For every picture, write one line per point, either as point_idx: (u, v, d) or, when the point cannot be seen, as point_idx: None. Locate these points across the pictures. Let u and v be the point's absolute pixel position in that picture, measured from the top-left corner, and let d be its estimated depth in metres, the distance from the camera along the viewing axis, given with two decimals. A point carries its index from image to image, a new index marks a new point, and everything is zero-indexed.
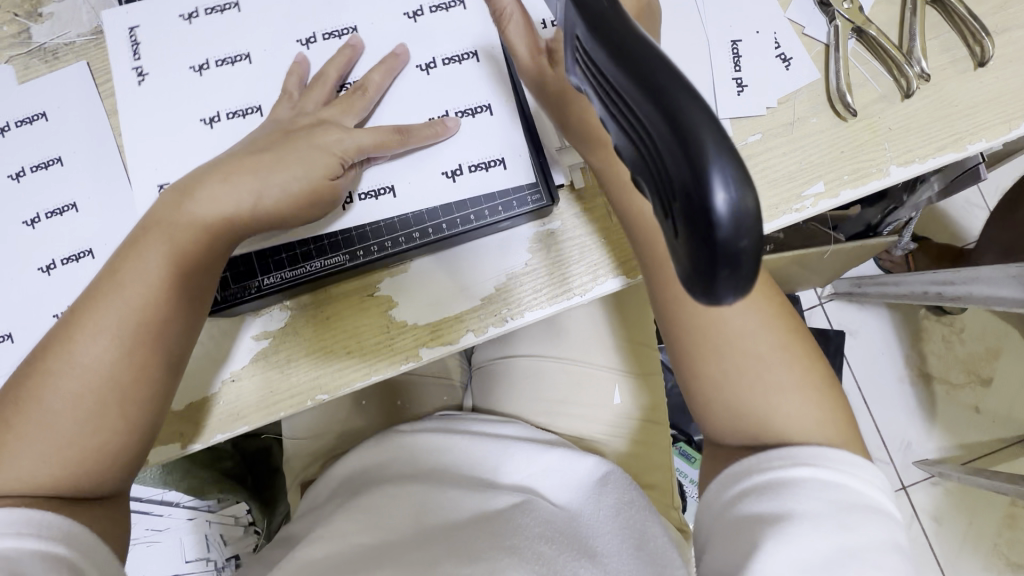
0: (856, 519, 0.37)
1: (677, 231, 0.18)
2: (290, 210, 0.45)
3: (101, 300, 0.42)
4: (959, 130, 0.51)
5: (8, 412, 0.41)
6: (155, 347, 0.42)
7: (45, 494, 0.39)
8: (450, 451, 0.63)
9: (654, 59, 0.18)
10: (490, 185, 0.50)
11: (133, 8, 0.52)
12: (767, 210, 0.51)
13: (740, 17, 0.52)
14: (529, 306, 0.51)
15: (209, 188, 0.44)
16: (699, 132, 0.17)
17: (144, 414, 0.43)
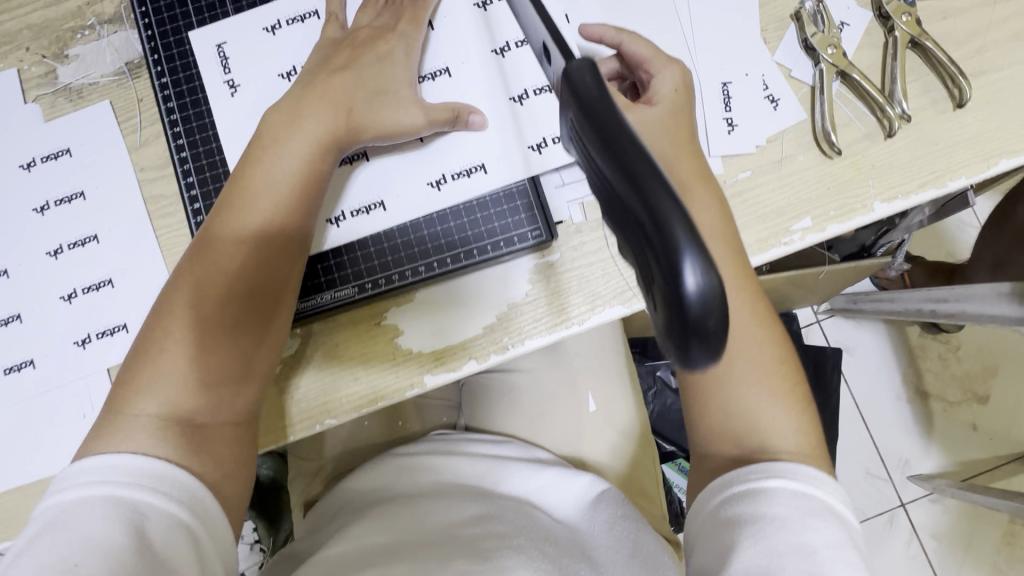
0: (829, 528, 0.39)
1: (658, 301, 0.21)
2: (384, 124, 0.51)
3: (224, 234, 0.47)
4: (939, 168, 0.53)
5: (147, 350, 0.46)
6: (264, 295, 0.48)
7: (168, 429, 0.44)
8: (452, 473, 0.65)
9: (634, 151, 0.21)
10: (493, 221, 0.53)
11: (218, 27, 0.56)
12: (757, 243, 0.53)
13: (730, 60, 0.55)
14: (528, 335, 0.53)
15: (311, 105, 0.50)
16: (671, 221, 0.19)
17: (257, 344, 0.47)
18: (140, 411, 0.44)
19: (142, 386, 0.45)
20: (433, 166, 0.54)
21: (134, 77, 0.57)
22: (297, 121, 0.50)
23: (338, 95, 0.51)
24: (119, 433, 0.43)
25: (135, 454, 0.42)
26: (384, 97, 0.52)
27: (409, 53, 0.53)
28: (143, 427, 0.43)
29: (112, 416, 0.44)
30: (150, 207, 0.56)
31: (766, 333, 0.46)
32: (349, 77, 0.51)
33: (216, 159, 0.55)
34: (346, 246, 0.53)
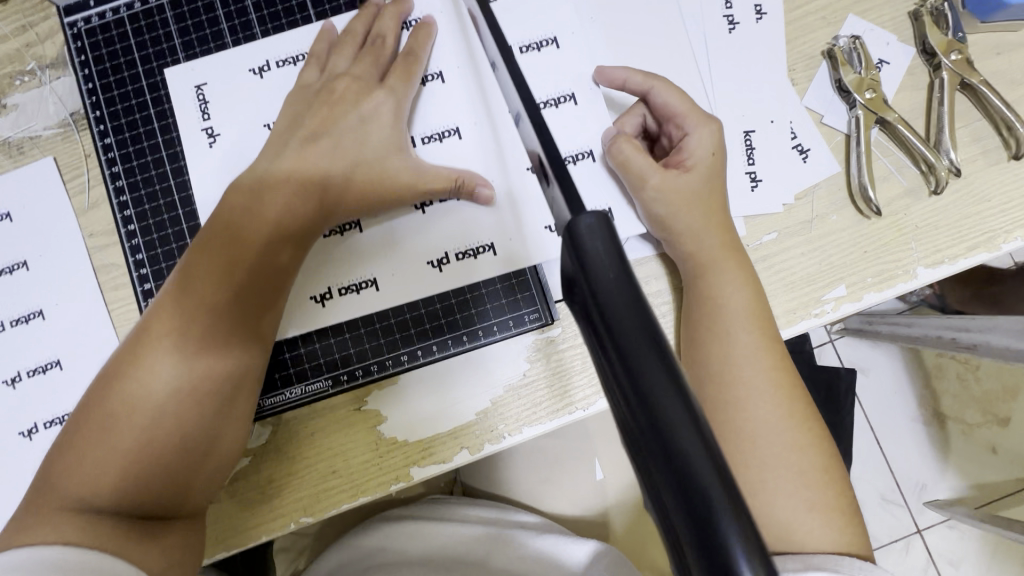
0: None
1: None
2: (369, 197, 0.44)
3: (177, 293, 0.42)
4: (992, 227, 0.47)
5: (85, 426, 0.40)
6: (214, 367, 0.41)
7: (94, 524, 0.38)
8: (443, 548, 0.58)
9: (680, 418, 0.17)
10: (488, 301, 0.48)
11: (198, 65, 0.49)
12: (785, 315, 0.46)
13: (754, 105, 0.49)
14: (528, 421, 0.47)
15: (276, 178, 0.43)
16: (723, 527, 0.16)
17: (205, 423, 0.41)
18: (74, 502, 0.38)
19: (80, 470, 0.39)
20: (430, 240, 0.48)
21: (80, 130, 0.50)
22: (259, 198, 0.43)
23: (309, 170, 0.44)
24: (44, 523, 0.38)
25: (58, 548, 0.36)
26: (372, 168, 0.45)
27: (399, 113, 0.46)
28: (72, 522, 0.38)
29: (43, 501, 0.39)
30: (101, 277, 0.49)
31: (803, 432, 0.41)
32: (326, 145, 0.45)
33: (167, 232, 0.48)
34: (330, 327, 0.48)
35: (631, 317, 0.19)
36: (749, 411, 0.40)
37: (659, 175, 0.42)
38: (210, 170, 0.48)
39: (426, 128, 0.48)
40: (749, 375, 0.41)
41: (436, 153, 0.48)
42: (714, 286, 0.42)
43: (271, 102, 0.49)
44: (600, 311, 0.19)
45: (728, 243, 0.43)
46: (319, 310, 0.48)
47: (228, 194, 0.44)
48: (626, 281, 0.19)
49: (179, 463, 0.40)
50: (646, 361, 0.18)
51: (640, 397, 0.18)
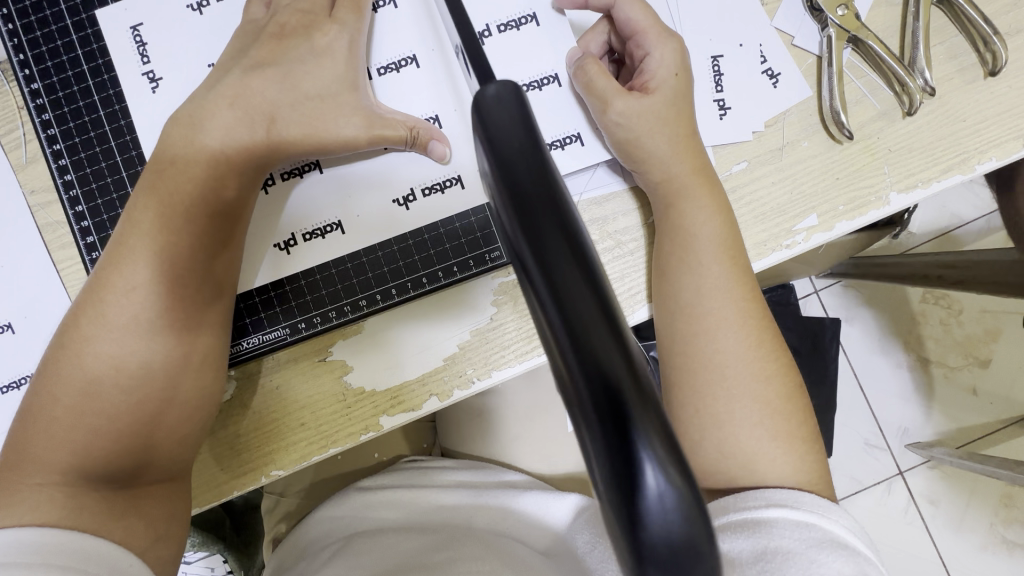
0: (838, 559, 0.32)
1: (599, 482, 0.17)
2: (320, 134, 0.42)
3: (128, 245, 0.40)
4: (966, 148, 0.45)
5: (50, 390, 0.39)
6: (182, 322, 0.40)
7: (71, 492, 0.37)
8: (426, 514, 0.58)
9: (578, 280, 0.17)
10: (457, 239, 0.46)
11: (132, 3, 0.45)
12: (755, 247, 0.45)
13: (722, 29, 0.46)
14: (496, 365, 0.46)
15: (216, 114, 0.41)
16: (621, 391, 0.16)
17: (187, 380, 0.41)
18: (48, 471, 0.38)
19: (50, 441, 0.38)
20: (390, 179, 0.45)
21: (9, 80, 0.47)
22: (200, 138, 0.40)
23: (255, 102, 0.41)
24: (22, 500, 0.37)
25: (38, 530, 0.36)
26: (323, 105, 0.42)
27: (354, 46, 0.43)
28: (49, 496, 0.37)
29: (15, 478, 0.38)
30: (47, 236, 0.47)
31: (771, 364, 0.40)
32: (274, 77, 0.42)
33: (106, 181, 0.46)
34: (295, 274, 0.46)
35: (535, 185, 0.19)
36: (717, 342, 0.40)
37: (624, 101, 0.41)
38: (157, 116, 0.45)
39: (377, 58, 0.45)
40: (717, 306, 0.40)
41: (392, 86, 0.45)
42: (684, 212, 0.41)
43: (210, 39, 0.45)
44: (505, 178, 0.19)
45: (696, 163, 0.42)
46: (284, 257, 0.45)
47: (167, 136, 0.41)
48: (531, 152, 0.19)
49: (155, 420, 0.40)
50: (546, 225, 0.18)
51: (541, 261, 0.17)
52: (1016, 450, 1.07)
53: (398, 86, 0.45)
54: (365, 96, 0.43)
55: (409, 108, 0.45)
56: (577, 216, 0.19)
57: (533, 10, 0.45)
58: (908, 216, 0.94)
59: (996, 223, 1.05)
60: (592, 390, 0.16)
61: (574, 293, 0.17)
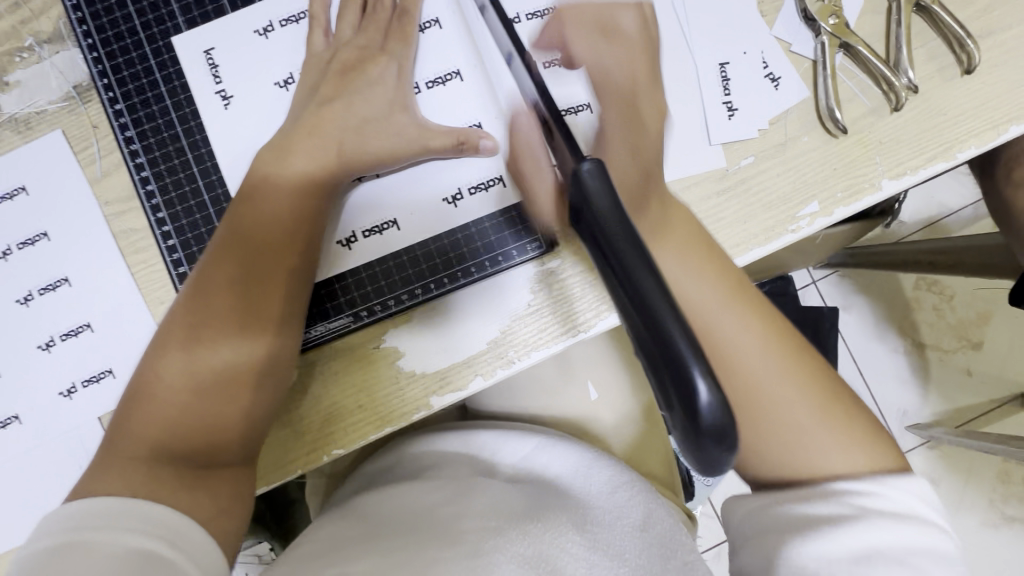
0: (895, 524, 0.40)
1: (669, 396, 0.21)
2: (382, 147, 0.47)
3: (226, 245, 0.45)
4: (948, 138, 0.51)
5: (152, 370, 0.44)
6: (264, 313, 0.45)
7: (162, 467, 0.42)
8: (440, 465, 0.59)
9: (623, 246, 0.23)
10: (501, 231, 0.50)
11: (204, 30, 0.50)
12: (764, 232, 0.51)
13: (727, 38, 0.52)
14: (535, 346, 0.51)
15: (298, 135, 0.47)
16: (655, 305, 0.21)
17: (270, 366, 0.45)
18: (149, 444, 0.42)
19: (151, 416, 0.43)
20: (440, 179, 0.50)
21: (86, 102, 0.52)
22: (289, 158, 0.46)
23: (331, 126, 0.47)
24: (114, 466, 0.42)
25: (123, 498, 0.40)
26: (382, 125, 0.48)
27: (403, 74, 0.49)
28: (141, 468, 0.41)
29: (116, 444, 0.43)
30: (121, 243, 0.52)
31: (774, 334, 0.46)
32: (340, 109, 0.48)
33: (185, 190, 0.51)
34: (356, 268, 0.50)
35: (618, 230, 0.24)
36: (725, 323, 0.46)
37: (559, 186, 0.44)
38: (228, 130, 0.50)
39: (423, 72, 0.50)
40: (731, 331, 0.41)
41: (440, 97, 0.49)
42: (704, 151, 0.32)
43: (271, 58, 0.50)
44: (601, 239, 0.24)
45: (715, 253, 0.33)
46: (345, 252, 0.50)
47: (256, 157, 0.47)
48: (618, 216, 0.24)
49: (224, 398, 0.44)
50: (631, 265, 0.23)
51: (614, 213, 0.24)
52: (1009, 426, 1.12)
53: (444, 97, 0.49)
54: (417, 111, 0.49)
55: (454, 116, 0.50)
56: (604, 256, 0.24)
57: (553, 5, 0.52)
58: (898, 206, 1.00)
59: (980, 210, 1.12)
60: (653, 341, 0.21)
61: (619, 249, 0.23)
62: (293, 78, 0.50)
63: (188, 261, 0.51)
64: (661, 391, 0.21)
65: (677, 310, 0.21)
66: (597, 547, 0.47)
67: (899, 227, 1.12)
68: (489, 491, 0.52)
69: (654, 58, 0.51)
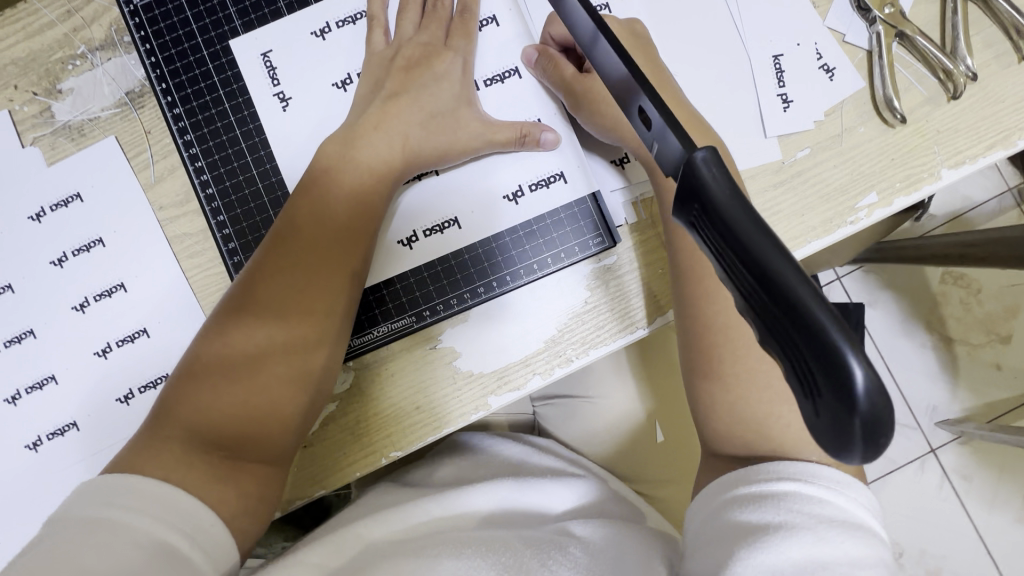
0: (838, 534, 0.34)
1: (815, 378, 0.21)
2: (447, 143, 0.47)
3: (279, 238, 0.45)
4: (1007, 126, 0.50)
5: (199, 360, 0.43)
6: (314, 309, 0.44)
7: (208, 458, 0.41)
8: (446, 474, 0.59)
9: (748, 224, 0.22)
10: (560, 227, 0.50)
11: (261, 33, 0.50)
12: (822, 225, 0.50)
13: (780, 31, 0.52)
14: (593, 343, 0.50)
15: (363, 133, 0.46)
16: (794, 286, 0.21)
17: (319, 367, 0.44)
18: (193, 434, 0.41)
19: (195, 404, 0.42)
20: (501, 176, 0.50)
21: (139, 107, 0.52)
22: (352, 154, 0.46)
23: (394, 124, 0.47)
24: (154, 452, 0.40)
25: (154, 483, 0.38)
26: (445, 122, 0.48)
27: (467, 71, 0.49)
28: (185, 456, 0.40)
29: (158, 430, 0.42)
30: (176, 247, 0.51)
31: None
32: (405, 105, 0.47)
33: (244, 193, 0.51)
34: (416, 268, 0.50)
35: (740, 207, 0.22)
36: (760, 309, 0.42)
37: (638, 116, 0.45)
38: (286, 132, 0.50)
39: (479, 71, 0.50)
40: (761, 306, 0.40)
41: (499, 94, 0.50)
42: None
43: (322, 58, 0.50)
44: (721, 218, 0.23)
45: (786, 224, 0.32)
46: (406, 252, 0.50)
47: (320, 152, 0.47)
48: (739, 196, 0.23)
49: (284, 399, 0.43)
50: (761, 241, 0.22)
51: (736, 190, 0.23)
52: None
53: (503, 95, 0.50)
54: (478, 107, 0.48)
55: (515, 113, 0.50)
56: (725, 237, 0.23)
57: (606, 1, 0.52)
58: (929, 200, 1.00)
59: (1011, 202, 1.11)
60: (795, 327, 0.21)
61: (746, 227, 0.22)
62: (350, 79, 0.50)
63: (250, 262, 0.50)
64: (801, 378, 0.21)
65: (822, 300, 0.21)
66: (575, 565, 0.43)
67: (929, 221, 1.11)
68: (476, 495, 0.51)
69: (708, 52, 0.51)
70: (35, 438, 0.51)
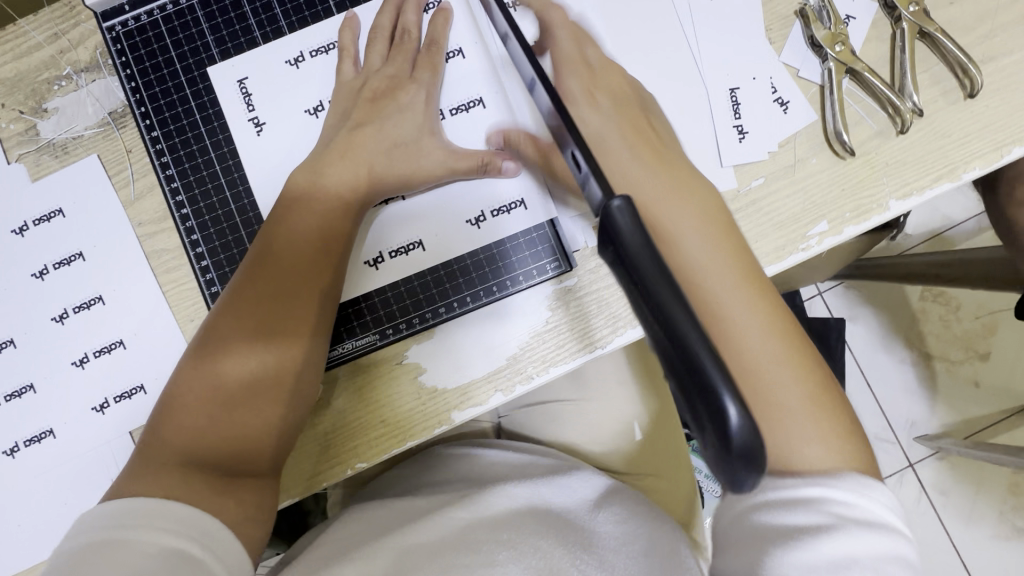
0: (868, 536, 0.35)
1: (699, 417, 0.23)
2: (411, 170, 0.49)
3: (256, 263, 0.47)
4: (953, 160, 0.52)
5: (182, 383, 0.45)
6: (290, 327, 0.46)
7: (193, 475, 0.43)
8: (454, 474, 0.62)
9: (650, 274, 0.24)
10: (522, 251, 0.52)
11: (237, 61, 0.52)
12: (775, 252, 0.52)
13: (738, 66, 0.54)
14: (553, 362, 0.52)
15: (330, 160, 0.49)
16: (684, 333, 0.23)
17: (295, 381, 0.46)
18: (179, 455, 0.44)
19: (180, 427, 0.44)
20: (464, 202, 0.52)
21: (121, 127, 0.54)
22: (320, 179, 0.48)
23: (360, 150, 0.49)
24: (144, 475, 0.43)
25: (152, 499, 0.41)
26: (410, 149, 0.50)
27: (432, 101, 0.51)
28: (172, 476, 0.43)
29: (148, 454, 0.44)
30: (153, 262, 0.53)
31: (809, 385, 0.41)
32: (372, 133, 0.50)
33: (217, 214, 0.53)
34: (382, 288, 0.52)
35: (644, 257, 0.25)
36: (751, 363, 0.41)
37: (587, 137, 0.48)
38: (260, 156, 0.52)
39: (445, 100, 0.52)
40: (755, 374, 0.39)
41: (463, 123, 0.52)
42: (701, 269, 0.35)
43: (295, 84, 0.52)
44: (628, 266, 0.25)
45: None
46: (372, 272, 0.52)
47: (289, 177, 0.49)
48: (646, 245, 0.25)
49: (262, 414, 0.45)
50: (659, 290, 0.24)
51: (643, 239, 0.25)
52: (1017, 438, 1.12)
53: (467, 124, 0.52)
54: (442, 136, 0.51)
55: (478, 141, 0.52)
56: (634, 283, 0.25)
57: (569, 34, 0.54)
58: (903, 220, 1.02)
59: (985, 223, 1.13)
60: (685, 371, 0.23)
61: (648, 275, 0.24)
62: (322, 106, 0.52)
63: (221, 280, 0.52)
64: (693, 417, 0.23)
65: (709, 349, 0.23)
66: (605, 567, 0.48)
67: (904, 239, 1.14)
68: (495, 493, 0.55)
69: (667, 85, 0.53)
70: (13, 444, 0.53)
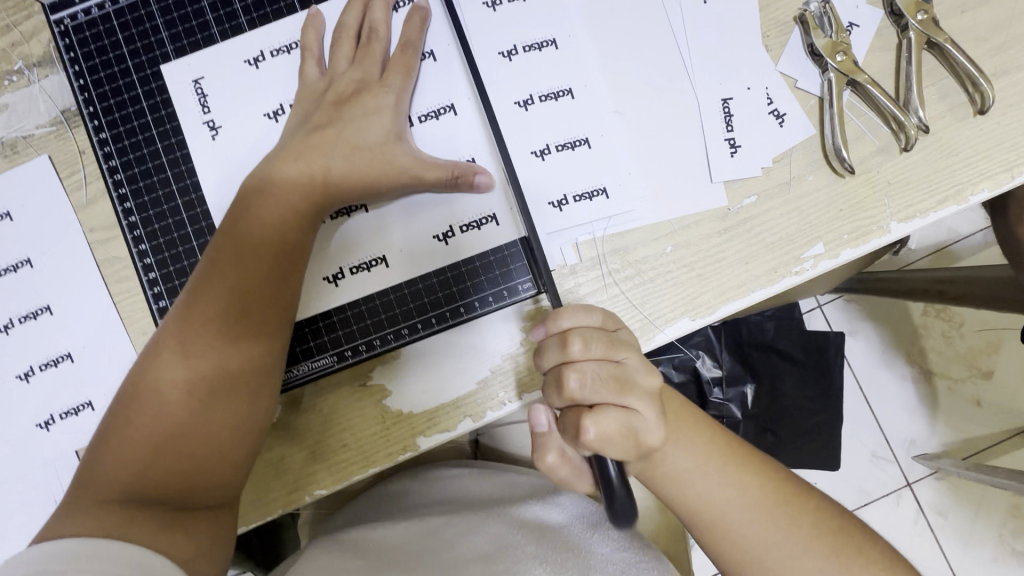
0: None
1: None
2: (372, 180, 0.46)
3: (208, 279, 0.44)
4: (959, 181, 0.49)
5: (125, 412, 0.42)
6: (245, 348, 0.43)
7: (135, 512, 0.40)
8: (434, 502, 0.59)
9: None
10: (492, 270, 0.49)
11: (194, 60, 0.49)
12: (766, 274, 0.49)
13: (731, 74, 0.50)
14: (525, 387, 0.48)
15: (284, 169, 0.45)
16: None
17: (250, 405, 0.43)
18: (122, 489, 0.41)
19: (123, 458, 0.41)
20: (431, 216, 0.49)
21: (73, 127, 0.50)
22: (271, 189, 0.45)
23: (317, 158, 0.46)
24: (82, 513, 0.40)
25: (87, 543, 0.37)
26: (372, 159, 0.46)
27: (399, 107, 0.47)
28: (114, 513, 0.40)
29: (88, 489, 0.41)
30: (105, 271, 0.50)
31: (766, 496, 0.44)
32: (332, 137, 0.46)
33: (167, 223, 0.49)
34: (342, 306, 0.49)
35: None
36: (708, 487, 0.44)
37: (586, 310, 0.42)
38: (217, 161, 0.49)
39: (415, 106, 0.49)
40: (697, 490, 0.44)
41: (432, 130, 0.49)
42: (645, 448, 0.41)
43: (255, 85, 0.49)
44: None
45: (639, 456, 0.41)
46: (332, 289, 0.49)
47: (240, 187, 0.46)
48: None
49: (215, 442, 0.42)
50: None
51: None
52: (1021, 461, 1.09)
53: (436, 132, 0.49)
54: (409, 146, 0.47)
55: (447, 152, 0.49)
56: None
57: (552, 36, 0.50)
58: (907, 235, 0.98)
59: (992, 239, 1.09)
60: None
61: None
62: (282, 109, 0.49)
63: (170, 294, 0.49)
64: None
65: None
66: None
67: (908, 254, 1.10)
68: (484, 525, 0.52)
69: (655, 93, 0.50)
70: None
